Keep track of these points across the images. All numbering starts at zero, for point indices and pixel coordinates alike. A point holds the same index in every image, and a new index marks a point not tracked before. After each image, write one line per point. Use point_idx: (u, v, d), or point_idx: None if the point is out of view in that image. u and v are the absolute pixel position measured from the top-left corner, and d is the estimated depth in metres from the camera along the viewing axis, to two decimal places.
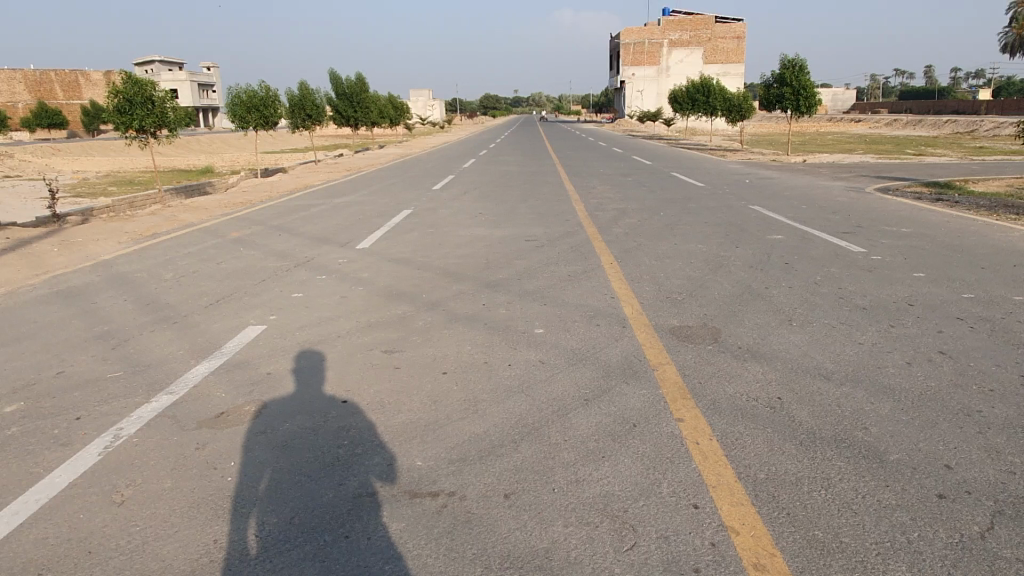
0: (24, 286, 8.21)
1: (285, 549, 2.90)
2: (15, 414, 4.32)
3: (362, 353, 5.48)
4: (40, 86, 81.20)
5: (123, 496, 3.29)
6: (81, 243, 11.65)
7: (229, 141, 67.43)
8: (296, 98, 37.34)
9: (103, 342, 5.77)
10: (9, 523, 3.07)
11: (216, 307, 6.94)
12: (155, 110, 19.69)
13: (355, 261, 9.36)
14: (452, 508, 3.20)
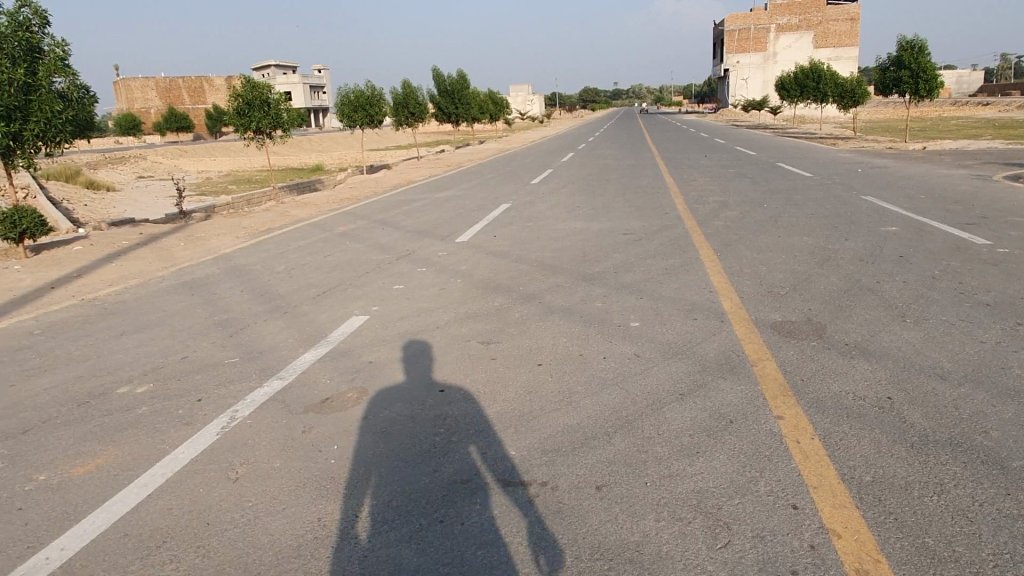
0: (154, 277, 8.89)
1: (383, 529, 3.03)
2: (146, 394, 4.70)
3: (459, 344, 5.61)
4: (170, 93, 87.39)
5: (237, 473, 3.52)
6: (204, 238, 12.47)
7: (338, 139, 70.22)
8: (400, 96, 38.39)
9: (222, 330, 6.18)
10: (139, 494, 3.36)
11: (323, 298, 7.26)
12: (271, 112, 20.72)
13: (454, 254, 9.57)
14: (543, 498, 3.25)
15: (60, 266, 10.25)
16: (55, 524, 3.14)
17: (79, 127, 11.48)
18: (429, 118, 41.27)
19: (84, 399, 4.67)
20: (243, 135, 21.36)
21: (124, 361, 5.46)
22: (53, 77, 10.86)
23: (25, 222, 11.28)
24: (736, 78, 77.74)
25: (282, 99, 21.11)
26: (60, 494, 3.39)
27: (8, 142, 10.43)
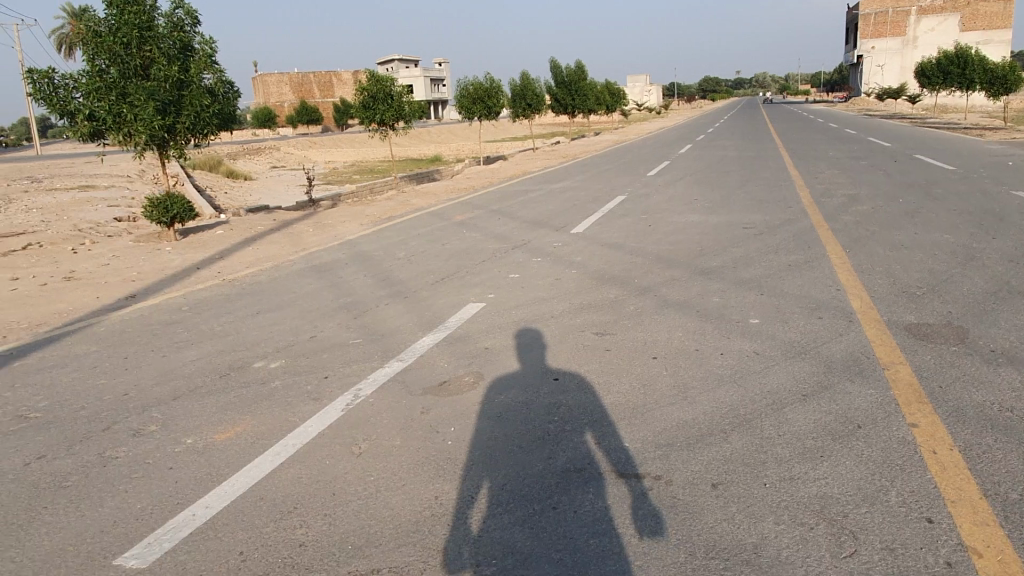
0: (286, 261, 9.43)
1: (498, 511, 3.10)
2: (279, 370, 5.02)
3: (574, 334, 5.63)
4: (302, 87, 92.19)
5: (361, 448, 3.70)
6: (331, 224, 13.13)
7: (455, 130, 71.69)
8: (517, 87, 38.69)
9: (348, 312, 6.49)
10: (273, 461, 3.60)
11: (441, 285, 7.47)
12: (394, 104, 21.42)
13: (570, 245, 9.59)
14: (657, 492, 3.21)
15: (204, 248, 11.07)
16: (200, 484, 3.41)
17: (224, 120, 12.34)
18: (545, 110, 41.39)
19: (224, 372, 5.04)
20: (368, 127, 22.22)
21: (259, 338, 5.84)
22: (202, 73, 11.73)
23: (175, 207, 12.26)
24: (870, 65, 73.17)
25: (405, 91, 21.77)
26: (205, 458, 3.69)
27: (163, 134, 11.37)
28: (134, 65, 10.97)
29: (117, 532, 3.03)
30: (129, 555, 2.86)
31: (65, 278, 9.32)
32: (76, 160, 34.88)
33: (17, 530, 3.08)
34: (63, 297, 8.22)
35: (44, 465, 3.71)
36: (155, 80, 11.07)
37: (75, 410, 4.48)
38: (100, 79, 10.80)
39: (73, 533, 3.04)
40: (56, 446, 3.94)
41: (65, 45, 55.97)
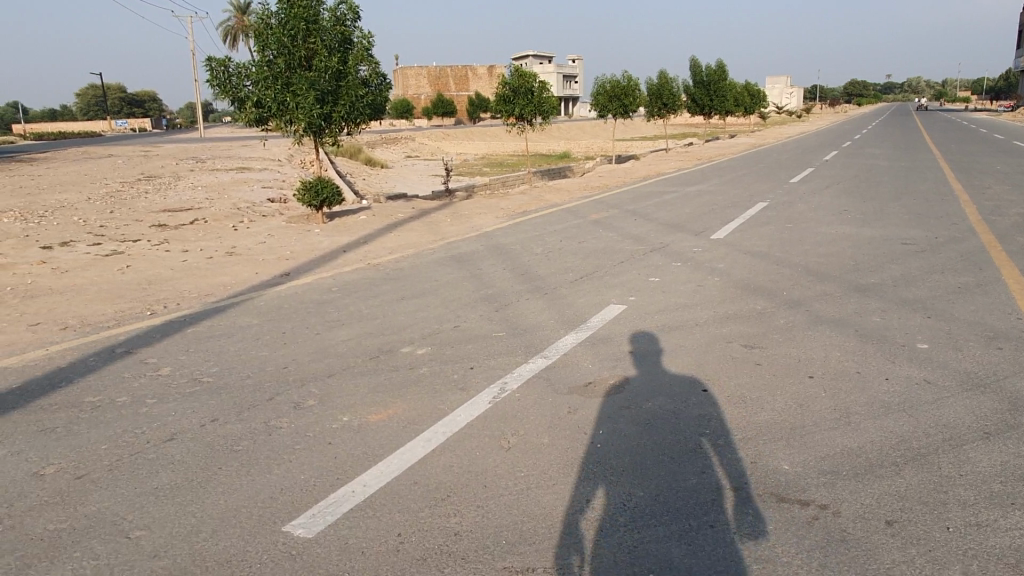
0: (427, 249, 9.69)
1: (652, 523, 3.00)
2: (425, 356, 5.15)
3: (721, 344, 5.42)
4: (439, 81, 94.74)
5: (510, 443, 3.71)
6: (468, 216, 13.38)
7: (587, 127, 71.32)
8: (654, 86, 37.89)
9: (489, 304, 6.58)
10: (423, 448, 3.66)
11: (580, 284, 7.43)
12: (534, 100, 21.53)
13: (710, 250, 9.30)
14: (825, 522, 3.01)
15: (350, 232, 11.58)
16: (357, 462, 3.53)
17: (376, 110, 12.81)
18: (681, 109, 40.36)
19: (375, 354, 5.22)
20: (506, 121, 22.50)
21: (406, 323, 6.02)
22: (359, 66, 12.25)
23: (325, 192, 12.91)
24: None
25: (547, 87, 21.84)
26: (360, 437, 3.82)
27: (320, 122, 11.96)
28: (299, 56, 11.60)
29: (283, 500, 3.19)
30: (297, 523, 2.99)
31: (227, 253, 10.01)
32: (233, 142, 37.51)
33: (197, 487, 3.31)
34: (226, 271, 8.83)
35: (217, 428, 3.97)
36: (316, 70, 11.66)
37: (242, 378, 4.79)
38: (268, 70, 11.53)
39: (245, 496, 3.22)
40: (227, 411, 4.21)
41: (232, 35, 60.13)
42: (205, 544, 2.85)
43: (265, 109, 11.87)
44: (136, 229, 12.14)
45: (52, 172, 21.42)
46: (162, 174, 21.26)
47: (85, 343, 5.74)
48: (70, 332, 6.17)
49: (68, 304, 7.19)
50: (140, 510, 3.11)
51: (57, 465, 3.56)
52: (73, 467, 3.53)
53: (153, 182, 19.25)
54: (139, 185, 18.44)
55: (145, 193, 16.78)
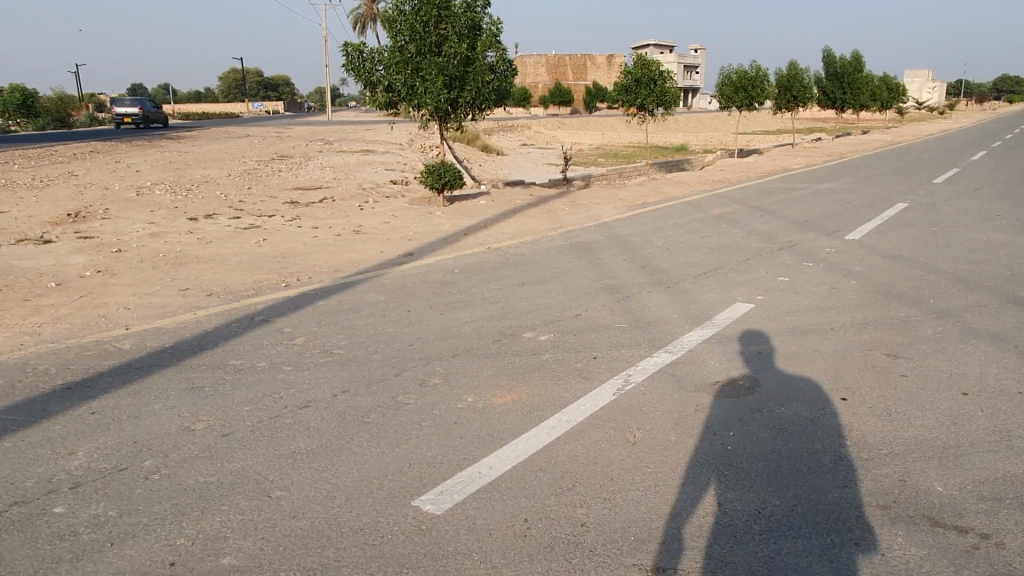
0: (546, 236, 9.68)
1: (789, 535, 2.84)
2: (547, 342, 5.13)
3: (860, 351, 5.09)
4: (557, 70, 94.44)
5: (636, 437, 3.63)
6: (586, 205, 13.25)
7: (707, 119, 69.12)
8: (784, 77, 36.10)
9: (611, 295, 6.48)
10: (547, 435, 3.63)
11: (704, 279, 7.19)
12: (657, 90, 20.96)
13: (845, 251, 8.77)
14: (987, 553, 2.75)
15: (471, 216, 11.73)
16: (483, 444, 3.55)
17: (500, 97, 12.88)
18: (810, 101, 38.34)
19: (498, 337, 5.25)
20: (627, 110, 22.11)
21: (527, 309, 6.02)
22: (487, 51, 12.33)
23: (447, 175, 13.13)
24: None
25: (670, 76, 21.16)
26: (485, 419, 3.84)
27: (446, 107, 12.14)
28: (429, 41, 11.84)
29: (413, 474, 3.25)
30: (426, 499, 3.04)
31: (354, 231, 10.38)
32: (360, 125, 39.00)
33: (331, 454, 3.43)
34: (353, 248, 9.16)
35: (348, 398, 4.11)
36: (446, 56, 11.85)
37: (371, 352, 4.95)
38: (400, 55, 11.85)
39: (377, 467, 3.31)
40: (358, 383, 4.35)
41: (360, 23, 62.16)
42: (340, 510, 2.94)
43: (394, 94, 12.21)
44: (271, 205, 12.83)
45: (197, 149, 23.05)
46: (294, 154, 22.39)
47: (227, 310, 6.10)
48: (214, 298, 6.58)
49: (212, 272, 7.68)
50: (279, 471, 3.25)
51: (205, 422, 3.79)
52: (219, 425, 3.75)
53: (286, 161, 20.28)
54: (274, 164, 19.47)
55: (279, 172, 17.70)
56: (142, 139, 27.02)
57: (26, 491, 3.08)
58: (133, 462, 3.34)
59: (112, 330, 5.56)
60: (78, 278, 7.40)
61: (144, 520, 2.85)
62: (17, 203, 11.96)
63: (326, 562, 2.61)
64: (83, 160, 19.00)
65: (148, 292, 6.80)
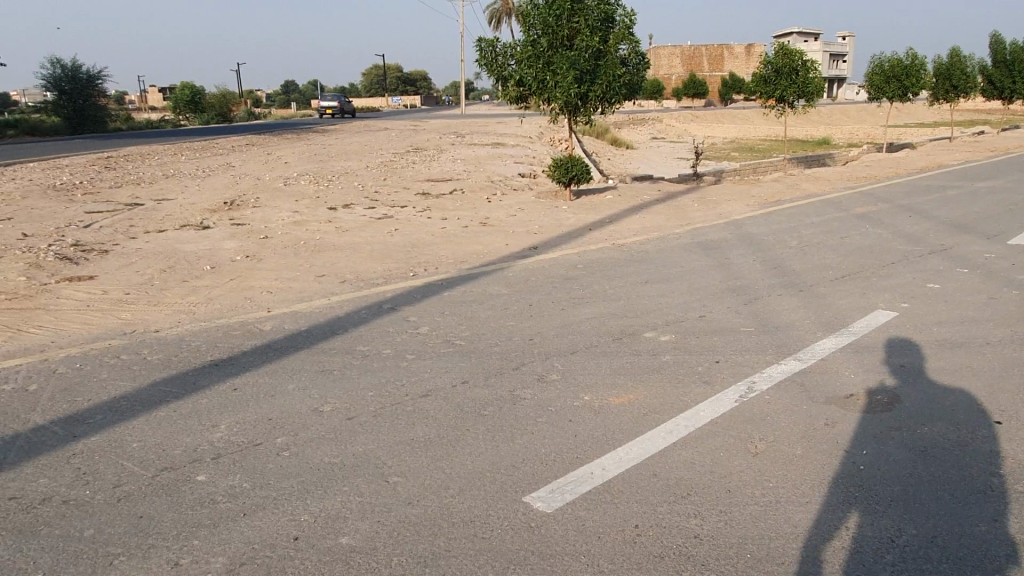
0: (673, 233, 9.44)
1: (924, 569, 2.61)
2: (668, 344, 5.00)
3: (1019, 369, 4.60)
4: (692, 61, 91.70)
5: (758, 448, 3.47)
6: (715, 202, 12.81)
7: (854, 111, 64.79)
8: (943, 66, 33.15)
9: (739, 296, 6.22)
10: (662, 440, 3.54)
11: (842, 283, 6.76)
12: (799, 80, 19.85)
13: (1007, 258, 7.95)
14: None
15: (596, 211, 11.65)
16: (596, 444, 3.51)
17: (632, 90, 12.67)
18: (973, 93, 35.01)
19: (618, 336, 5.17)
20: (766, 103, 21.11)
21: (649, 308, 5.90)
22: (620, 44, 12.16)
23: (574, 169, 13.07)
24: None
25: (815, 66, 19.97)
26: (600, 418, 3.80)
27: (576, 101, 12.09)
28: (562, 35, 11.83)
29: (526, 470, 3.26)
30: (537, 496, 3.04)
31: (480, 224, 10.57)
32: (491, 119, 39.69)
33: (448, 444, 3.51)
34: (479, 240, 9.33)
35: (467, 390, 4.19)
36: (577, 49, 11.78)
37: (491, 345, 5.02)
38: (532, 49, 11.92)
39: (490, 461, 3.35)
40: (476, 375, 4.43)
41: (496, 18, 63.30)
42: (453, 501, 3.01)
43: (526, 88, 12.31)
44: (405, 196, 13.31)
45: (340, 141, 24.32)
46: (427, 146, 23.12)
47: (358, 297, 6.39)
48: (348, 285, 6.91)
49: (347, 260, 8.07)
50: (398, 458, 3.37)
51: (332, 405, 3.99)
52: (346, 409, 3.93)
53: (420, 154, 20.98)
54: (409, 156, 20.20)
55: (414, 164, 18.33)
56: (292, 132, 28.84)
57: (174, 458, 3.37)
58: (266, 438, 3.57)
59: (256, 312, 5.97)
60: (229, 262, 8.01)
61: (274, 494, 3.05)
62: (182, 192, 13.11)
63: (437, 552, 2.67)
64: (240, 152, 20.54)
65: (289, 277, 7.25)
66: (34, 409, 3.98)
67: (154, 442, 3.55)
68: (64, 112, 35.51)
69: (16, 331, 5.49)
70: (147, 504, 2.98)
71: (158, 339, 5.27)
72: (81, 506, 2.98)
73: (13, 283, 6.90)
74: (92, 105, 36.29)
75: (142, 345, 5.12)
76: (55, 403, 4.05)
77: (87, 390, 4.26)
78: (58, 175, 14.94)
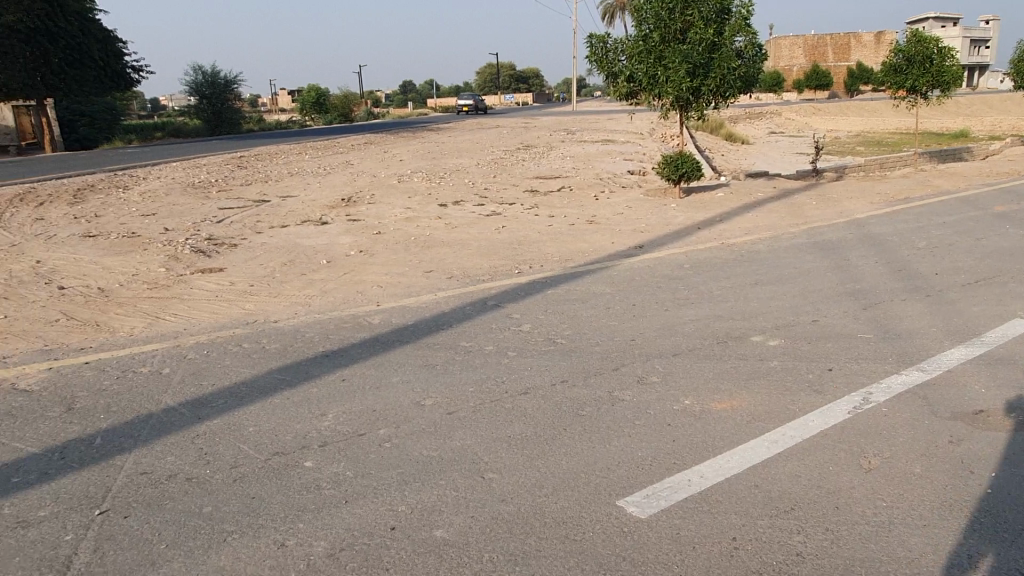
0: (787, 233, 9.02)
1: None
2: (777, 349, 4.79)
3: None
4: (816, 51, 87.24)
5: (871, 464, 3.26)
6: (836, 199, 12.14)
7: (999, 101, 59.58)
8: None
9: (857, 301, 5.88)
10: (765, 450, 3.40)
11: (976, 288, 6.24)
12: (933, 69, 18.48)
13: None
14: None
15: (706, 209, 11.31)
16: (695, 450, 3.42)
17: (748, 84, 12.18)
18: None
19: (723, 339, 5.01)
20: (896, 94, 19.80)
21: (759, 311, 5.67)
22: (736, 36, 11.74)
23: (685, 166, 12.76)
24: None
25: (952, 53, 18.52)
26: (700, 424, 3.69)
27: (688, 95, 11.79)
28: (675, 29, 11.56)
29: (620, 474, 3.22)
30: (631, 501, 3.00)
31: (587, 221, 10.52)
32: (602, 115, 39.35)
33: (543, 443, 3.52)
34: (585, 238, 9.28)
35: (565, 389, 4.19)
36: (691, 43, 11.49)
37: (592, 344, 4.99)
38: (643, 43, 11.74)
39: (585, 462, 3.33)
40: (575, 375, 4.42)
41: (609, 13, 62.72)
42: (546, 501, 3.01)
43: (636, 83, 12.13)
44: (513, 193, 13.45)
45: (452, 139, 24.85)
46: (537, 143, 23.23)
47: (463, 293, 6.51)
48: (454, 281, 7.07)
49: (454, 256, 8.25)
50: (494, 454, 3.41)
51: (433, 399, 4.09)
52: (446, 403, 4.02)
53: (530, 151, 21.09)
54: (518, 153, 20.37)
55: (523, 161, 18.47)
56: (407, 131, 29.78)
57: (285, 443, 3.56)
58: (370, 429, 3.70)
59: (367, 305, 6.21)
60: (344, 256, 8.37)
61: (375, 483, 3.16)
62: (305, 189, 13.83)
63: (528, 551, 2.69)
64: (359, 150, 21.41)
65: (399, 272, 7.49)
66: (165, 391, 4.31)
67: (268, 427, 3.76)
68: (204, 115, 38.22)
69: (153, 318, 5.97)
70: (259, 486, 3.16)
71: (277, 329, 5.58)
72: (201, 484, 3.21)
73: (154, 274, 7.51)
74: (228, 108, 38.83)
75: (262, 334, 5.44)
76: (184, 387, 4.38)
77: (211, 375, 4.57)
78: (196, 173, 16.11)
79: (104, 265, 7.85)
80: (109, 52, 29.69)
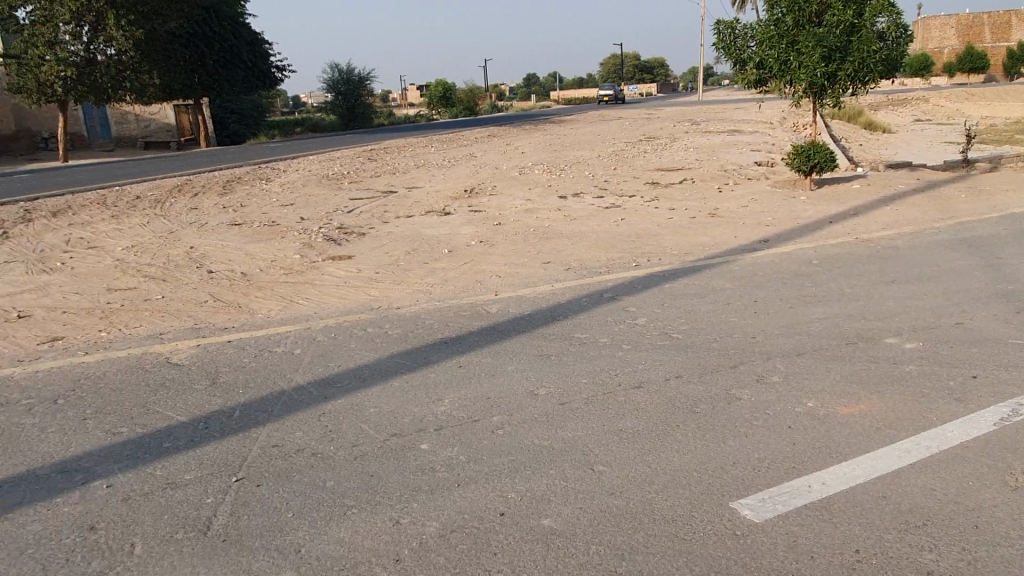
0: (931, 228, 8.37)
1: None
2: (914, 352, 4.47)
3: None
4: (972, 31, 80.11)
5: (1019, 482, 2.99)
6: (990, 191, 11.13)
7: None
8: None
9: (1010, 303, 5.37)
10: (896, 460, 3.18)
11: None
12: None
13: None
14: None
15: (840, 202, 10.68)
16: (817, 455, 3.26)
17: (890, 67, 11.34)
18: None
19: (853, 339, 4.73)
20: None
21: (895, 311, 5.31)
22: (879, 16, 10.96)
23: (817, 156, 12.10)
24: None
25: None
26: (824, 428, 3.52)
27: (823, 82, 11.16)
28: (810, 11, 10.96)
29: (736, 475, 3.12)
30: (746, 503, 2.90)
31: (709, 214, 10.22)
32: (729, 105, 38.05)
33: (655, 439, 3.47)
34: (706, 231, 9.03)
35: (680, 385, 4.10)
36: (827, 26, 10.86)
37: (710, 340, 4.85)
38: (775, 28, 11.21)
39: (698, 460, 3.26)
40: (691, 370, 4.32)
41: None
42: (655, 497, 2.97)
43: (766, 70, 11.62)
44: (633, 185, 13.27)
45: (574, 131, 24.81)
46: (661, 134, 22.77)
47: (579, 285, 6.50)
48: (571, 272, 7.07)
49: (572, 248, 8.25)
50: (605, 447, 3.40)
51: (546, 389, 4.13)
52: (559, 394, 4.04)
53: (653, 142, 20.69)
54: (641, 144, 20.07)
55: (646, 152, 18.16)
56: (530, 124, 30.05)
57: (403, 425, 3.71)
58: (483, 415, 3.79)
59: (485, 295, 6.34)
60: (465, 246, 8.58)
61: (487, 469, 3.23)
62: (430, 180, 14.27)
63: (635, 547, 2.66)
64: (482, 143, 21.81)
65: (517, 263, 7.58)
66: (297, 370, 4.60)
67: (388, 409, 3.93)
68: (340, 110, 40.22)
69: (288, 302, 6.37)
70: (379, 465, 3.31)
71: (400, 315, 5.81)
72: (326, 459, 3.40)
73: (290, 260, 8.00)
74: (361, 104, 40.59)
75: (386, 320, 5.67)
76: (313, 367, 4.65)
77: (338, 357, 4.83)
78: (331, 165, 16.99)
79: (247, 251, 8.45)
80: (256, 54, 31.98)
